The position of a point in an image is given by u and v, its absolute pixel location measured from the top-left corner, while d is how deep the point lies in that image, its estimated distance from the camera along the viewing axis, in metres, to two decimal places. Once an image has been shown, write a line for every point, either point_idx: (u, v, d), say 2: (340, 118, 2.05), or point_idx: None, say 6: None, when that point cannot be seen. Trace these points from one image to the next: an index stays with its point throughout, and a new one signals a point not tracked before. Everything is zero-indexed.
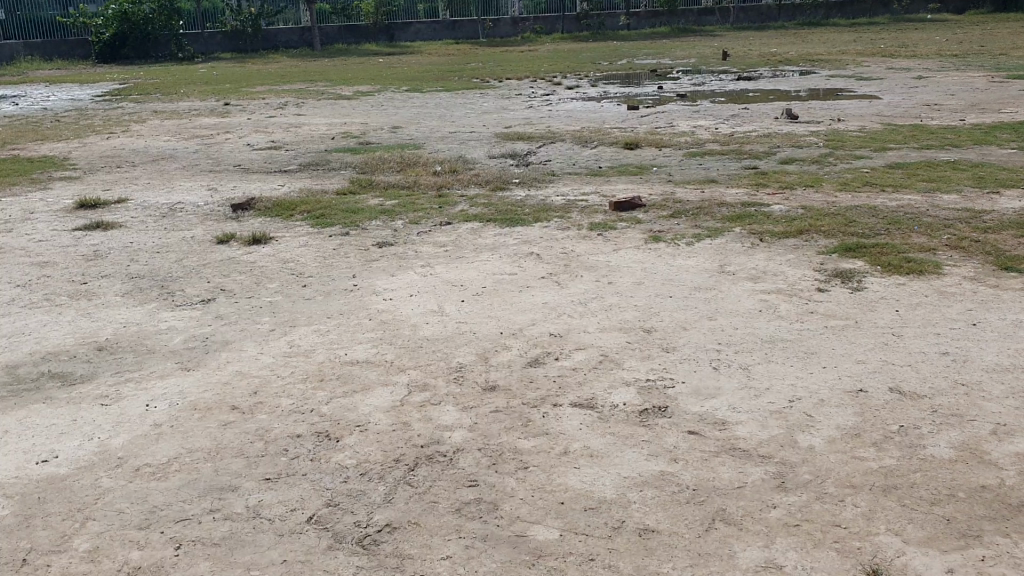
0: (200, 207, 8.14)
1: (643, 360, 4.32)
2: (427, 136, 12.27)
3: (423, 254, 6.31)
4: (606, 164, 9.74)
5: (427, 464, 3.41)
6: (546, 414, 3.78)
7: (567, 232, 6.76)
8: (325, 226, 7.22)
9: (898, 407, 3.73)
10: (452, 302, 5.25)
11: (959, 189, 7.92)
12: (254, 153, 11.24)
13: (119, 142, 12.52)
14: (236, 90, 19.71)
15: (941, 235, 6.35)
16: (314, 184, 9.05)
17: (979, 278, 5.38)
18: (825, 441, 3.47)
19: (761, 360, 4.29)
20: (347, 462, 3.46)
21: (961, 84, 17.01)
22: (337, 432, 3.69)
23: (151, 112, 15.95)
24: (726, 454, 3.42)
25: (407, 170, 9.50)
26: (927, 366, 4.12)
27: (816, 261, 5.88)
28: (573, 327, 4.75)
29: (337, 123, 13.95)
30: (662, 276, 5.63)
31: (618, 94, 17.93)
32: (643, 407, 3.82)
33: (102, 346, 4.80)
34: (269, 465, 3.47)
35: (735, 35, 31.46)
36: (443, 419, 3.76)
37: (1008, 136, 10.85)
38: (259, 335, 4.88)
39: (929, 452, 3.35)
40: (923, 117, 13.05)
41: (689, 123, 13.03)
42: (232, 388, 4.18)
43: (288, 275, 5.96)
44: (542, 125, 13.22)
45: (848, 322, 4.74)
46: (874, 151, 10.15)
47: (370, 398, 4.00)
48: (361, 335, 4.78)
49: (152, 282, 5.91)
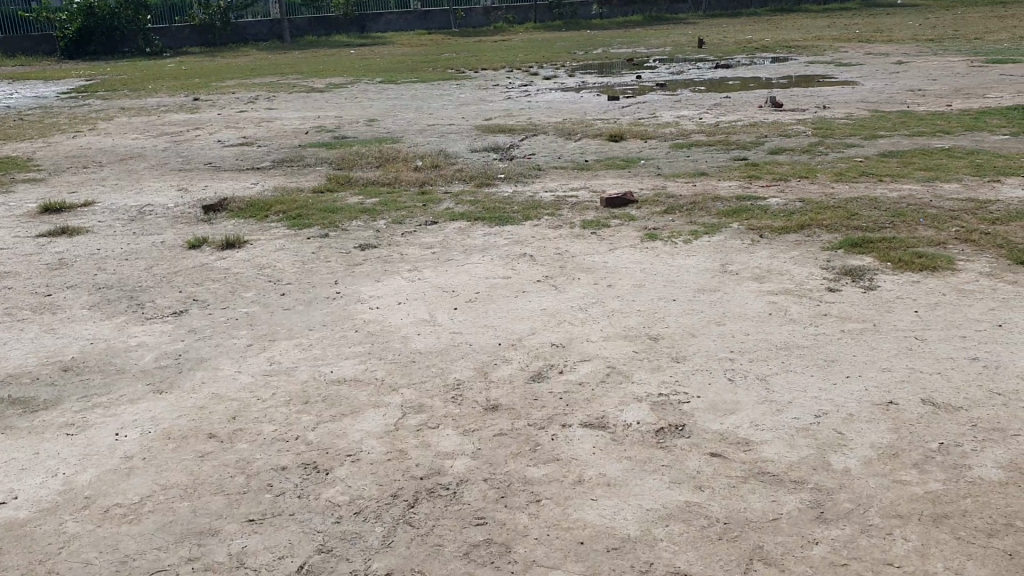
0: (171, 208, 7.75)
1: (652, 371, 4.02)
2: (404, 130, 11.93)
3: (410, 257, 5.99)
4: (593, 158, 9.44)
5: (429, 499, 3.10)
6: (555, 436, 3.47)
7: (558, 231, 6.45)
8: (304, 228, 6.86)
9: (934, 421, 3.46)
10: (444, 309, 4.92)
11: (958, 177, 7.69)
12: (225, 150, 10.83)
13: (84, 141, 12.04)
14: (205, 85, 19.21)
15: (948, 228, 6.10)
16: (290, 182, 8.69)
17: (995, 273, 5.13)
18: (862, 463, 3.20)
19: (779, 370, 4.00)
20: (339, 498, 3.14)
21: (942, 69, 16.89)
22: (326, 462, 3.38)
23: (119, 109, 15.46)
24: (755, 479, 3.13)
25: (387, 166, 9.14)
26: (958, 374, 3.86)
27: (822, 258, 5.60)
28: (575, 336, 4.45)
29: (311, 117, 13.54)
30: (663, 277, 5.34)
31: (597, 84, 17.67)
32: (658, 426, 3.52)
33: (68, 366, 4.43)
34: (251, 503, 3.14)
35: (709, 22, 31.31)
36: (443, 446, 3.45)
37: (998, 121, 10.65)
38: (235, 351, 4.54)
39: (976, 474, 3.09)
40: (908, 103, 12.83)
41: (673, 113, 12.74)
42: (210, 413, 3.84)
43: (266, 282, 5.61)
44: (522, 116, 12.90)
45: (866, 325, 4.46)
46: (863, 139, 9.91)
47: (361, 422, 3.68)
48: (347, 350, 4.44)
49: (120, 292, 5.53)
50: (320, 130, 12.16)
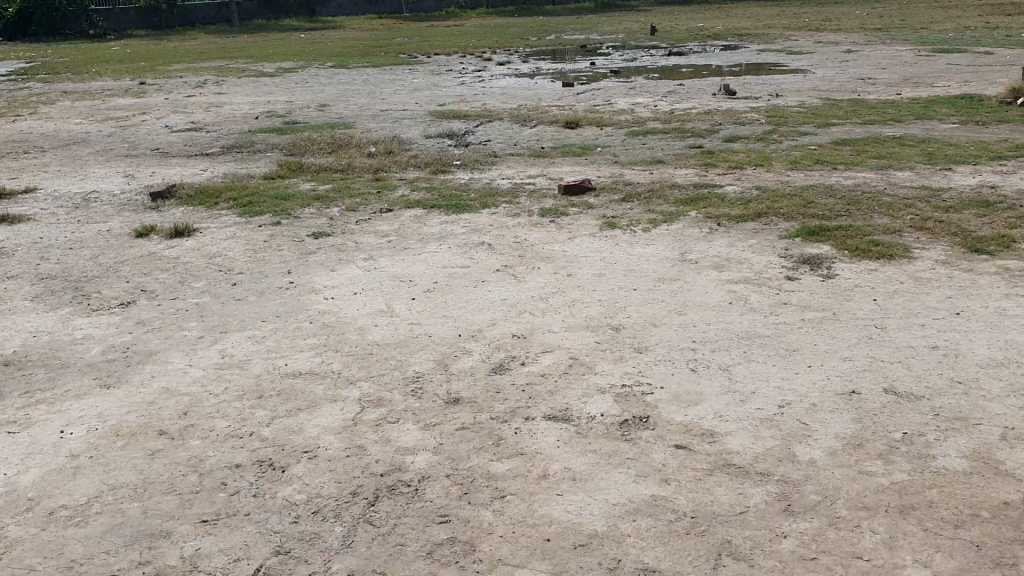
0: (117, 195, 7.52)
1: (615, 362, 3.97)
2: (357, 115, 11.75)
3: (365, 246, 5.87)
4: (549, 145, 9.36)
5: (390, 496, 3.01)
6: (517, 430, 3.41)
7: (516, 219, 6.38)
8: (255, 216, 6.69)
9: (897, 411, 3.46)
10: (401, 300, 4.82)
11: (911, 166, 7.75)
12: (173, 135, 10.56)
13: (25, 125, 11.67)
14: (151, 68, 18.77)
15: (903, 216, 6.13)
16: (240, 168, 8.49)
17: (951, 262, 5.16)
18: (827, 454, 3.18)
19: (741, 359, 3.97)
20: (297, 497, 3.04)
21: (890, 58, 17.11)
22: (283, 460, 3.28)
23: (61, 93, 15.02)
24: (721, 471, 3.09)
25: (340, 152, 8.97)
26: (918, 362, 3.87)
27: (780, 246, 5.60)
28: (535, 327, 4.38)
29: (261, 102, 13.28)
30: (622, 266, 5.29)
31: (551, 70, 17.61)
32: (622, 418, 3.47)
33: (9, 360, 4.25)
34: (205, 503, 3.03)
35: (661, 10, 31.41)
36: (403, 441, 3.36)
37: (947, 110, 10.79)
38: (186, 343, 4.39)
39: (941, 464, 3.10)
40: (859, 92, 12.95)
41: (628, 101, 12.71)
42: (160, 409, 3.70)
43: (216, 271, 5.46)
44: (477, 102, 12.79)
45: (826, 313, 4.45)
46: (816, 127, 9.97)
47: (319, 417, 3.58)
48: (302, 342, 4.33)
49: (64, 282, 5.33)
50: (270, 115, 11.93)
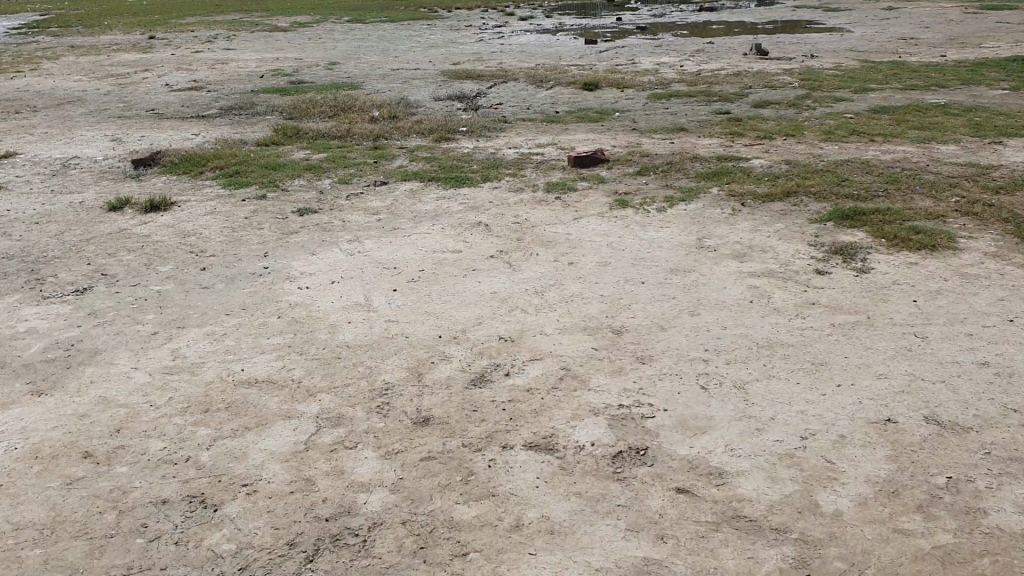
0: (98, 162, 7.05)
1: (613, 376, 3.45)
2: (367, 74, 11.20)
3: (351, 224, 5.38)
4: (564, 109, 8.78)
5: (333, 550, 2.54)
6: (492, 463, 2.92)
7: (519, 195, 5.85)
8: (239, 188, 6.21)
9: (942, 447, 2.93)
10: (382, 292, 4.34)
11: (956, 138, 7.10)
12: (172, 95, 10.06)
13: (22, 82, 11.22)
14: (164, 22, 18.20)
15: (947, 198, 5.53)
16: (234, 133, 8.00)
17: (1002, 254, 4.58)
18: (855, 505, 2.66)
19: (759, 375, 3.45)
20: (226, 547, 2.58)
21: (934, 15, 16.21)
22: (218, 495, 2.81)
23: (67, 48, 14.53)
24: (729, 527, 2.59)
25: (341, 116, 8.43)
26: (965, 384, 3.32)
27: (810, 231, 5.04)
28: (526, 328, 3.88)
29: (268, 60, 12.72)
30: (631, 254, 4.75)
31: (575, 25, 16.87)
32: (615, 450, 2.97)
33: None
34: (116, 553, 2.58)
35: None
36: (359, 473, 2.89)
37: (997, 74, 10.04)
38: (137, 340, 3.93)
39: (994, 522, 2.57)
40: (900, 53, 12.17)
41: (652, 60, 12.05)
42: (92, 424, 3.25)
43: (186, 253, 4.99)
44: (493, 61, 12.19)
45: (858, 318, 3.91)
46: (854, 92, 9.29)
47: (266, 439, 3.11)
48: (265, 343, 3.85)
49: (21, 263, 4.88)
50: (276, 74, 11.40)
